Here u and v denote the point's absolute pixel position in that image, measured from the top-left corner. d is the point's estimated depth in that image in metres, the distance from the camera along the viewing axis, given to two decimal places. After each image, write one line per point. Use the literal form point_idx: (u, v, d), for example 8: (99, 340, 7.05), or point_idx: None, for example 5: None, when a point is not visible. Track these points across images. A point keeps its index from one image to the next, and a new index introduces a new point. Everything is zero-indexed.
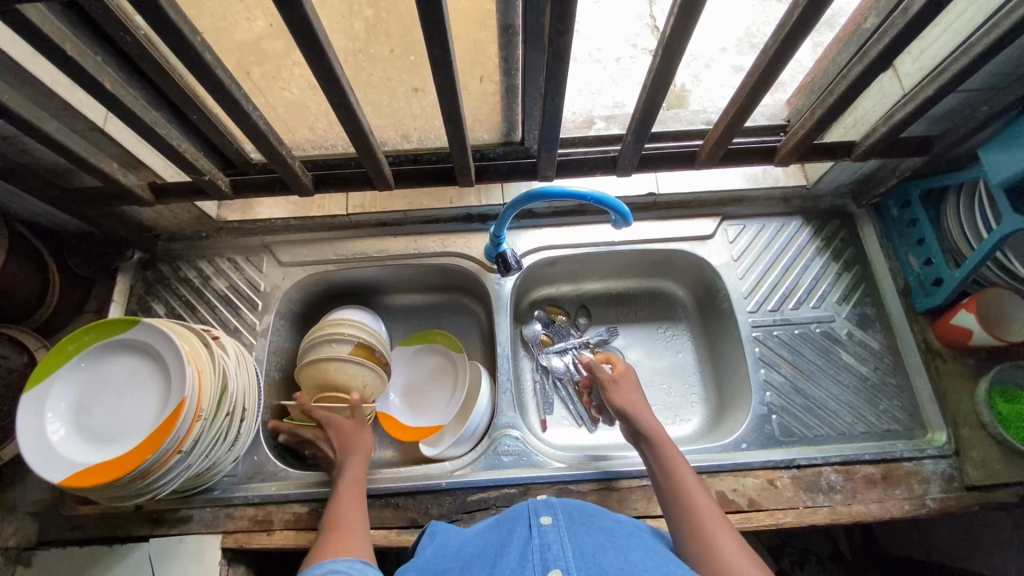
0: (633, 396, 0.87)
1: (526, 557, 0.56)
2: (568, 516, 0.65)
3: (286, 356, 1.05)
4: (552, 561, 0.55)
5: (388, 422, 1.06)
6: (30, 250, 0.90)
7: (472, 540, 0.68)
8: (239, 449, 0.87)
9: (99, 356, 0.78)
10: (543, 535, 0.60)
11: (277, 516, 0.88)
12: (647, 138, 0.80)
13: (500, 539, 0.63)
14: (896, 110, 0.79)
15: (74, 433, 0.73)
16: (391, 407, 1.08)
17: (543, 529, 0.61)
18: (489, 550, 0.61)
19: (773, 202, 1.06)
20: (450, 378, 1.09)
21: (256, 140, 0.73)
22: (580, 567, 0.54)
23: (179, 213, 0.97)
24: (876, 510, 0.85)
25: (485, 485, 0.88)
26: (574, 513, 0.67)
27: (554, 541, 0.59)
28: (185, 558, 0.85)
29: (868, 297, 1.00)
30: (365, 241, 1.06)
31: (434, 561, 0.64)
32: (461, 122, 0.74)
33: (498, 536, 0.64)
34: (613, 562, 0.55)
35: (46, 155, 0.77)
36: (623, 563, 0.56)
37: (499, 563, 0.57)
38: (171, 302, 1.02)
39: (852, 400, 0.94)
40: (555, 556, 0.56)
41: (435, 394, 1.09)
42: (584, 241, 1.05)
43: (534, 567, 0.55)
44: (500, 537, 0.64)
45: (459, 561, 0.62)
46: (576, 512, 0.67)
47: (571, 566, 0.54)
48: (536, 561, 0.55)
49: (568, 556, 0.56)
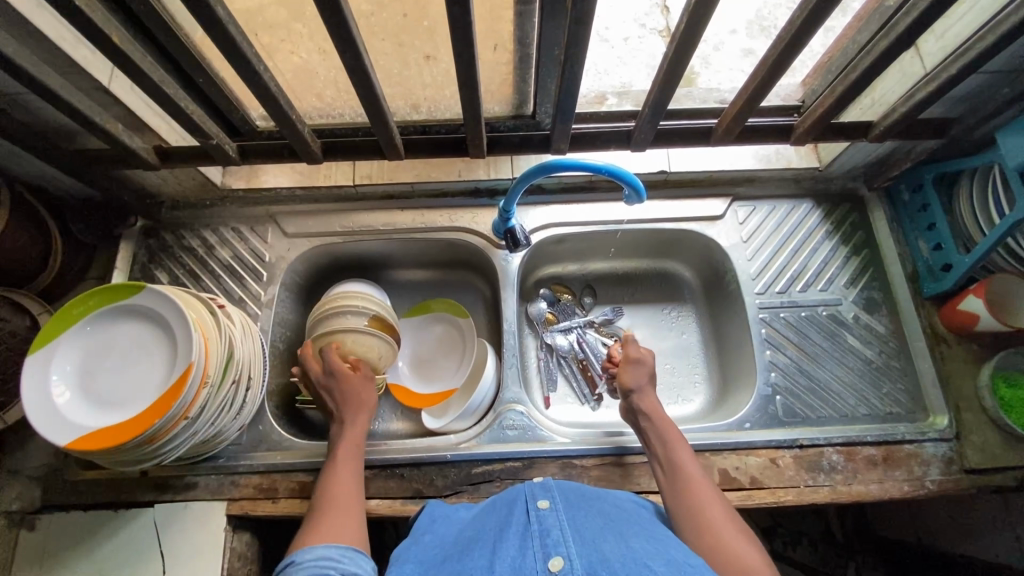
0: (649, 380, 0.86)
1: (527, 543, 0.57)
2: (565, 499, 0.66)
3: (291, 328, 1.04)
4: (553, 548, 0.55)
5: (404, 394, 1.06)
6: (32, 214, 0.89)
7: (467, 525, 0.69)
8: (244, 418, 0.87)
9: (103, 321, 0.77)
10: (542, 520, 0.60)
11: (282, 485, 0.88)
12: (663, 113, 0.79)
13: (498, 523, 0.64)
14: (917, 89, 0.77)
15: (79, 397, 0.73)
16: (405, 380, 1.08)
17: (541, 513, 0.62)
18: (488, 536, 0.62)
19: (784, 183, 1.06)
20: (460, 343, 1.09)
21: (265, 102, 0.71)
22: (581, 554, 0.54)
23: (183, 179, 0.96)
24: (875, 490, 0.86)
25: (489, 458, 0.88)
26: (572, 497, 0.68)
27: (553, 525, 0.59)
28: (190, 523, 0.86)
29: (876, 281, 1.00)
30: (371, 213, 1.05)
31: (432, 547, 0.65)
32: (475, 90, 0.72)
33: (496, 521, 0.65)
34: (614, 548, 0.55)
35: (49, 114, 0.76)
36: (624, 550, 0.55)
37: (499, 550, 0.57)
38: (175, 271, 1.01)
39: (855, 383, 0.95)
40: (555, 544, 0.56)
41: (446, 360, 1.09)
42: (594, 219, 1.04)
43: (534, 555, 0.55)
44: (499, 521, 0.64)
45: (458, 548, 0.62)
46: (575, 497, 0.68)
47: (573, 553, 0.54)
48: (536, 548, 0.56)
49: (568, 543, 0.56)
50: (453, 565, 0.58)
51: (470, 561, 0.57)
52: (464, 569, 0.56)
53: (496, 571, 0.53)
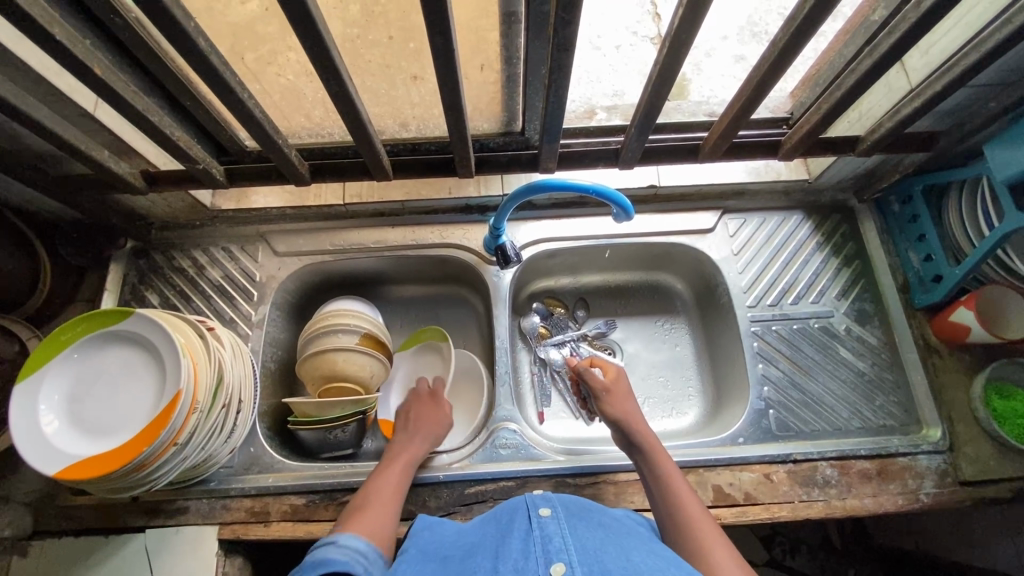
0: (630, 406, 0.85)
1: (529, 548, 0.57)
2: (567, 510, 0.66)
3: (282, 347, 1.04)
4: (554, 555, 0.55)
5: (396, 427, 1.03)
6: (19, 239, 0.88)
7: (469, 531, 0.68)
8: (235, 441, 0.87)
9: (92, 348, 0.77)
10: (543, 528, 0.60)
11: (274, 508, 0.87)
12: (651, 130, 0.79)
13: (499, 530, 0.64)
14: (902, 104, 0.78)
15: (67, 425, 0.72)
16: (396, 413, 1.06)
17: (542, 521, 0.62)
18: (488, 541, 0.62)
19: (774, 195, 1.06)
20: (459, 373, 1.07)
21: (251, 128, 0.71)
22: (582, 562, 0.54)
23: (173, 201, 0.96)
24: (870, 504, 0.86)
25: (482, 478, 0.88)
26: (572, 508, 0.67)
27: (555, 533, 0.59)
28: (182, 548, 0.85)
29: (867, 293, 1.00)
30: (362, 230, 1.05)
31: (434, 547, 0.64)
32: (462, 113, 0.72)
33: (497, 528, 0.65)
34: (614, 560, 0.55)
35: (35, 141, 0.75)
36: (624, 562, 0.55)
37: (502, 554, 0.57)
38: (165, 292, 1.00)
39: (849, 395, 0.95)
40: (557, 551, 0.55)
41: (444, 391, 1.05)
42: (585, 233, 1.04)
43: (536, 560, 0.55)
44: (500, 529, 0.64)
45: (459, 549, 0.62)
46: (576, 508, 0.68)
47: (574, 560, 0.54)
48: (538, 553, 0.56)
49: (570, 550, 0.56)
50: (455, 567, 0.58)
51: (473, 565, 0.57)
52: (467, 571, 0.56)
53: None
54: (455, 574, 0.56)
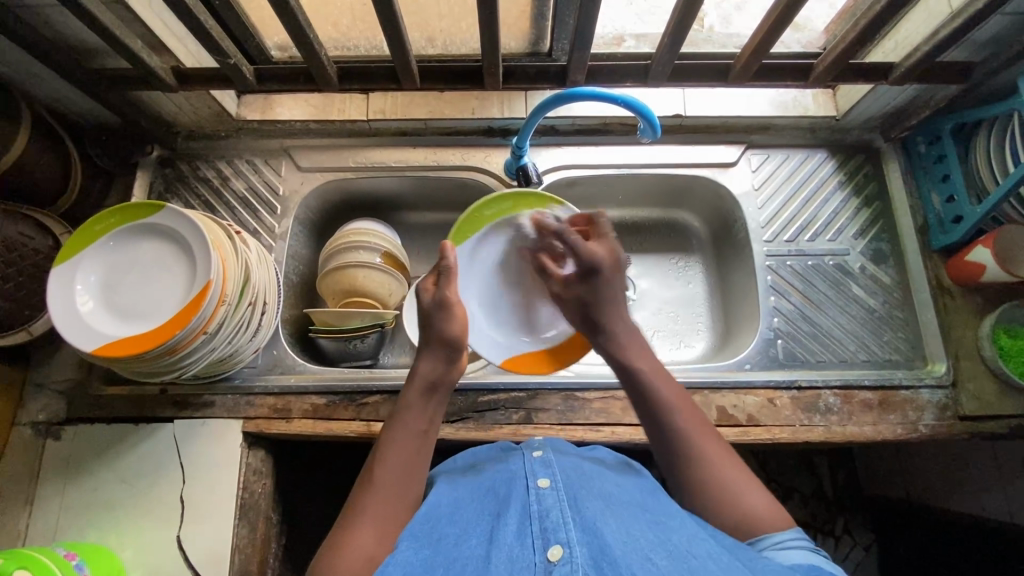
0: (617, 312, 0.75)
1: (526, 527, 0.55)
2: (567, 476, 0.63)
3: (303, 262, 1.06)
4: (552, 534, 0.53)
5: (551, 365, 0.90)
6: (52, 136, 0.90)
7: (464, 492, 0.64)
8: (259, 342, 0.90)
9: (124, 239, 0.79)
10: (541, 500, 0.58)
11: (295, 406, 0.91)
12: (681, 49, 0.78)
13: (495, 498, 0.61)
14: (941, 28, 0.77)
15: (102, 308, 0.75)
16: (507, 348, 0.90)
17: (541, 493, 0.59)
18: (483, 517, 0.58)
19: (799, 132, 1.05)
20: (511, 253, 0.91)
21: (285, 21, 0.71)
22: (582, 538, 0.53)
23: (198, 107, 0.96)
24: (869, 432, 0.88)
25: (495, 388, 0.91)
26: (573, 472, 0.64)
27: (553, 505, 0.57)
28: (208, 439, 0.90)
29: (885, 233, 1.01)
30: (384, 149, 1.05)
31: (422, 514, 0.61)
32: (495, 13, 0.71)
33: (494, 495, 0.61)
34: (615, 533, 0.53)
35: (70, 28, 0.76)
36: (626, 535, 0.54)
37: (496, 535, 0.54)
38: (190, 200, 1.02)
39: (857, 330, 0.96)
40: (555, 528, 0.54)
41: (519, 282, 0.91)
42: (606, 161, 1.03)
43: (533, 543, 0.53)
44: (496, 496, 0.61)
45: (454, 523, 0.58)
46: (575, 473, 0.64)
47: (573, 537, 0.53)
48: (536, 533, 0.54)
49: (569, 526, 0.54)
50: (446, 548, 0.54)
51: (466, 549, 0.54)
52: (458, 557, 0.53)
53: (494, 563, 0.51)
54: (446, 558, 0.53)
